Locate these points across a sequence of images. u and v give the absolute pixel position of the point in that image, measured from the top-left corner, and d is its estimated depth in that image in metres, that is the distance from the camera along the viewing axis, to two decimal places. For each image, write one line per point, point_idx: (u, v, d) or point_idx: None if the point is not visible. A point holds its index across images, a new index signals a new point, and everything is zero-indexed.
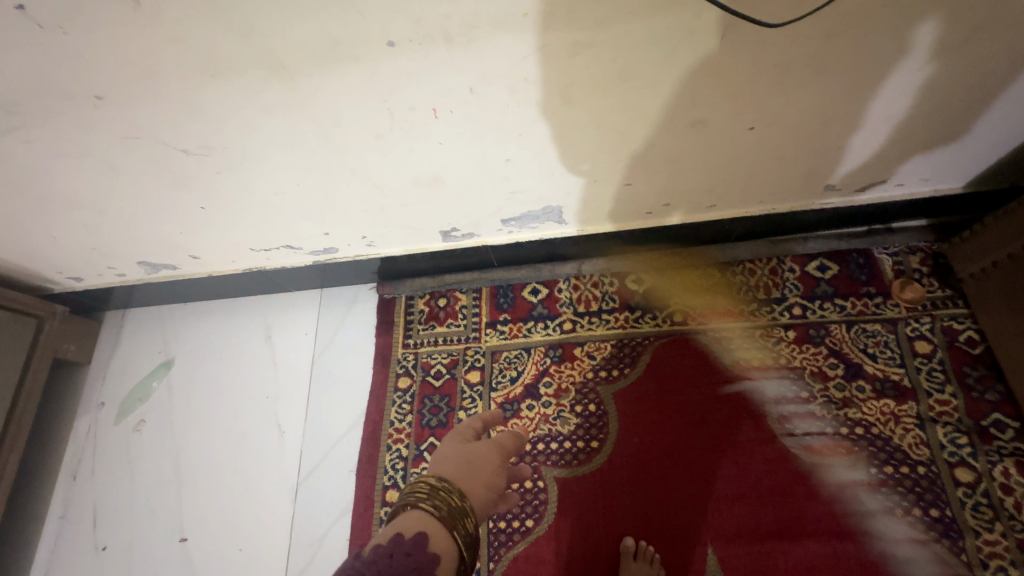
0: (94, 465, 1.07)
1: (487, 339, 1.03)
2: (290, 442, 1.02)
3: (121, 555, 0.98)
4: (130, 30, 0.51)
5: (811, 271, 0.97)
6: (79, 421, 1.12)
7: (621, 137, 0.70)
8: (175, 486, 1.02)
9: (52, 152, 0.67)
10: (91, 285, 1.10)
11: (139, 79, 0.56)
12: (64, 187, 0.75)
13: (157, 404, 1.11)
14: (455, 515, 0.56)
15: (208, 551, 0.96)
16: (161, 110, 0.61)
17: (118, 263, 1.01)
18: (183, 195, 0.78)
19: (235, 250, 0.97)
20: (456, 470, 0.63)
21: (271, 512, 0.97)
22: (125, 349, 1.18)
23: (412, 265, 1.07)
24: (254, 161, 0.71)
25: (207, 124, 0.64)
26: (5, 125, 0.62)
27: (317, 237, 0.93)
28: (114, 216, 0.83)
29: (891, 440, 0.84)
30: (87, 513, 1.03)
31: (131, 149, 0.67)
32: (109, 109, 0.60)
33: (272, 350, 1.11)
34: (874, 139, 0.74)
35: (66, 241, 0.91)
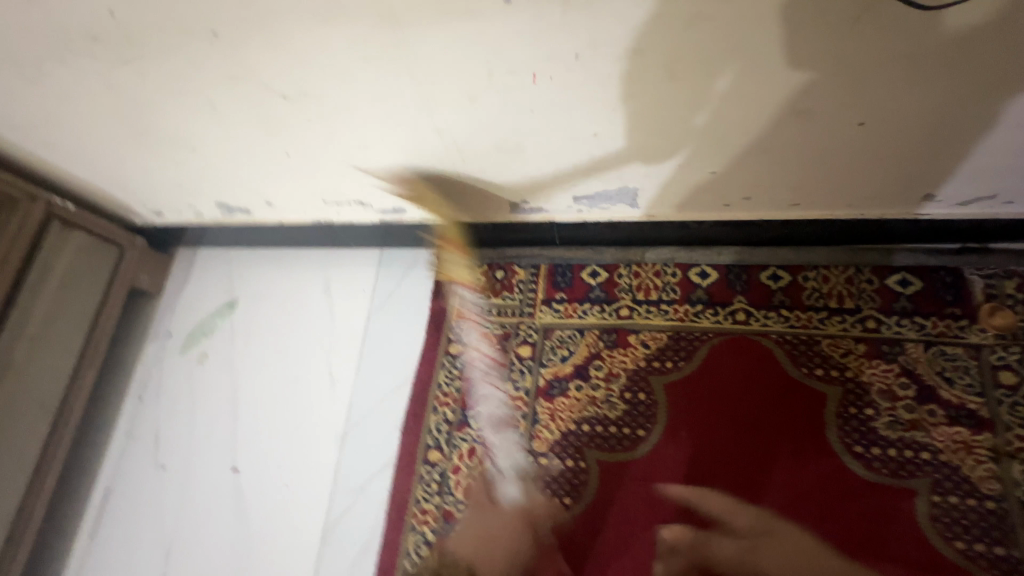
0: (159, 389, 1.14)
1: (541, 316, 1.03)
2: (340, 392, 1.05)
3: (179, 475, 1.06)
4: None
5: (891, 284, 0.92)
6: (147, 348, 1.19)
7: (718, 121, 0.68)
8: (231, 419, 1.08)
9: (160, 86, 0.70)
10: (170, 221, 1.16)
11: (256, 20, 0.58)
12: (164, 122, 0.78)
13: (219, 340, 1.16)
14: None
15: (257, 483, 1.01)
16: (268, 54, 0.63)
17: (197, 203, 1.05)
18: (271, 141, 0.80)
19: (308, 201, 1.00)
20: None
21: (317, 456, 1.01)
22: (194, 286, 1.24)
23: (473, 233, 1.07)
24: (345, 113, 0.72)
25: (310, 71, 0.65)
26: (124, 56, 0.65)
27: (388, 196, 0.94)
28: (203, 155, 0.87)
29: (960, 470, 0.80)
30: (150, 433, 1.11)
31: (232, 89, 0.69)
32: (222, 48, 0.62)
33: (330, 303, 1.14)
34: (995, 149, 0.69)
35: (155, 176, 0.96)
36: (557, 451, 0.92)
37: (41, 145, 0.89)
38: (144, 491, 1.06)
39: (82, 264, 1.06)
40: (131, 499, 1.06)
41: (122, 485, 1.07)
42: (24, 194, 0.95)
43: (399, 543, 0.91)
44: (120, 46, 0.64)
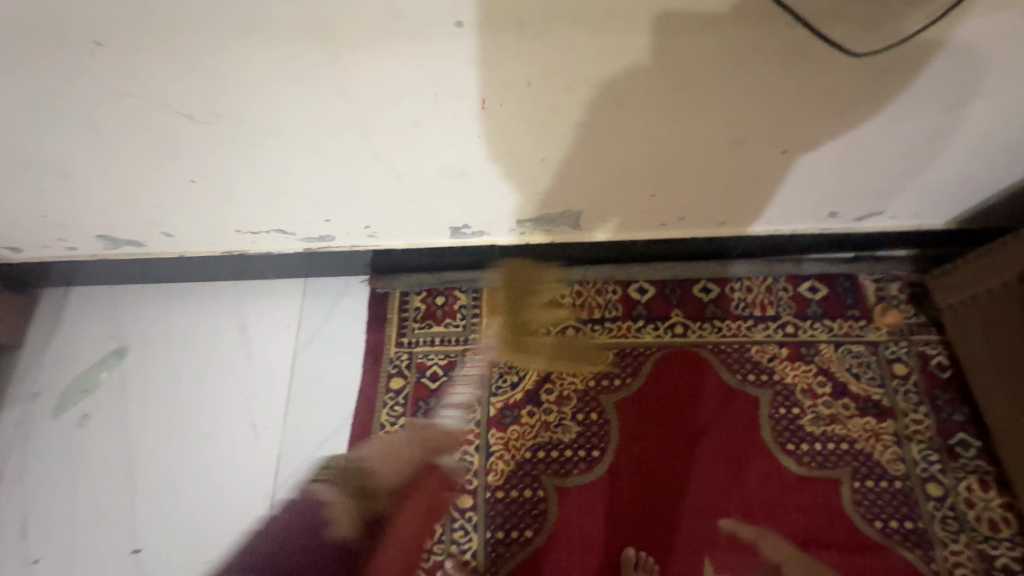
0: (25, 464, 0.93)
1: (487, 342, 0.99)
2: (266, 444, 0.93)
3: (59, 567, 0.87)
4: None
5: (803, 291, 1.01)
6: (6, 414, 0.97)
7: (659, 147, 0.70)
8: (127, 491, 0.91)
9: (20, 102, 0.57)
10: (32, 258, 0.96)
11: (156, 31, 0.49)
12: (25, 145, 0.64)
13: (107, 396, 0.98)
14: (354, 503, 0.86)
15: (166, 564, 0.86)
16: (172, 69, 0.53)
17: (71, 236, 0.88)
18: (172, 167, 0.69)
19: (217, 231, 0.88)
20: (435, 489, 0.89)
21: (242, 521, 0.88)
22: (68, 333, 1.03)
23: (410, 259, 1.01)
24: (267, 137, 0.64)
25: (225, 90, 0.56)
26: None
27: (315, 223, 0.86)
28: (80, 183, 0.72)
29: (873, 455, 0.89)
30: (15, 520, 0.90)
31: (120, 107, 0.58)
32: (109, 60, 0.52)
33: (247, 343, 1.01)
34: (885, 173, 0.79)
35: (11, 206, 0.79)
36: (515, 482, 0.89)
37: None
38: None
39: None
40: None
41: None
42: None
43: None
44: None
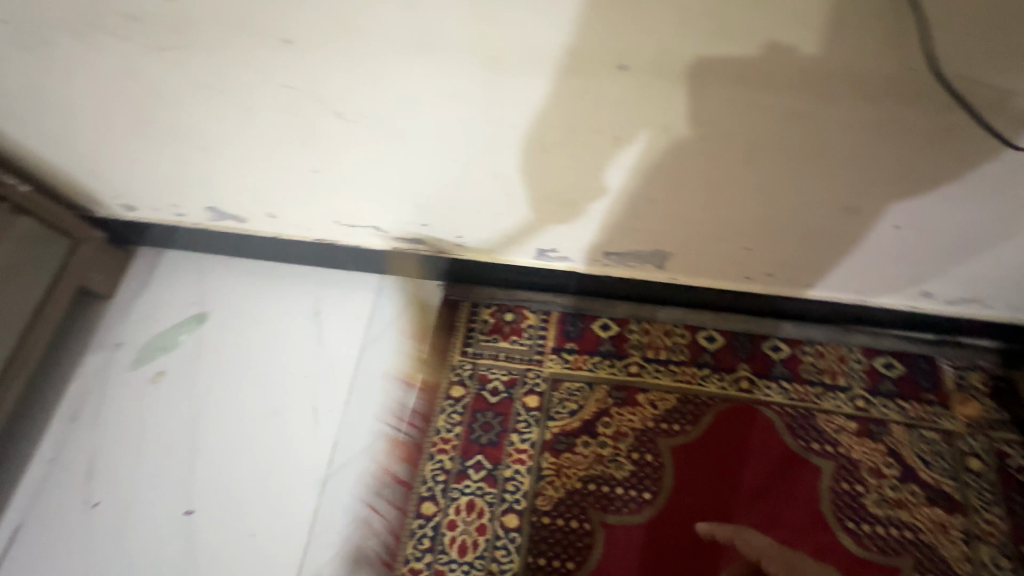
0: (100, 409, 0.98)
1: (550, 366, 1.00)
2: (324, 429, 0.96)
3: (117, 514, 0.90)
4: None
5: (877, 366, 0.99)
6: (89, 359, 1.03)
7: (770, 203, 0.71)
8: (188, 452, 0.94)
9: (194, 83, 0.62)
10: (141, 217, 1.02)
11: (342, 38, 0.53)
12: (182, 120, 0.69)
13: (183, 357, 1.02)
14: None
15: (216, 529, 0.89)
16: (341, 72, 0.57)
17: (184, 203, 0.94)
18: (303, 156, 0.73)
19: (318, 219, 0.92)
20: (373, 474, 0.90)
21: (293, 501, 0.90)
22: (155, 292, 1.09)
23: (487, 272, 1.03)
24: (402, 141, 0.67)
25: (381, 96, 0.60)
26: (163, 45, 0.57)
27: (411, 226, 0.89)
28: (214, 158, 0.77)
29: (938, 549, 0.85)
30: (82, 462, 0.94)
31: (280, 99, 0.62)
32: (288, 57, 0.56)
33: (319, 327, 1.05)
34: (992, 262, 0.78)
35: (144, 170, 0.84)
36: (562, 511, 0.89)
37: (9, 117, 0.75)
38: (68, 535, 0.89)
39: (25, 258, 0.90)
40: (47, 542, 0.88)
41: (37, 525, 0.89)
42: None
43: None
44: (163, 35, 0.55)
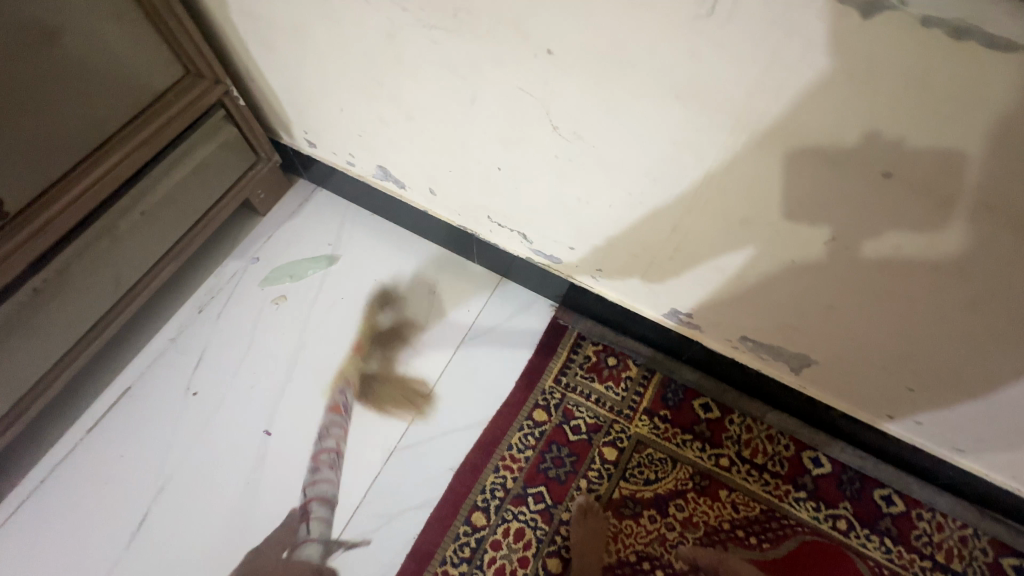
0: (223, 310, 1.06)
1: (638, 425, 0.96)
2: (406, 404, 0.98)
3: (208, 410, 0.96)
4: (663, 32, 0.48)
5: (1005, 566, 0.85)
6: (227, 263, 1.11)
7: (965, 356, 0.63)
8: (283, 378, 1.00)
9: (438, 62, 0.65)
10: (315, 155, 1.10)
11: (603, 63, 0.54)
12: (407, 88, 0.73)
13: (305, 289, 1.09)
14: None
15: (286, 459, 0.93)
16: (583, 93, 0.58)
17: (360, 156, 1.00)
18: (497, 153, 0.75)
19: (472, 209, 0.94)
20: None
21: (359, 460, 0.93)
22: (299, 222, 1.17)
23: (606, 311, 1.01)
24: (601, 168, 0.67)
25: (609, 125, 0.60)
26: (432, 24, 0.61)
27: (558, 244, 0.89)
28: (413, 128, 0.81)
29: None
30: (194, 352, 1.01)
31: (509, 98, 0.64)
32: (541, 66, 0.58)
33: (430, 306, 1.08)
34: None
35: (344, 117, 0.91)
36: None
37: (260, 41, 0.84)
38: (163, 413, 0.96)
39: (219, 160, 1.00)
40: (144, 413, 0.95)
41: (141, 394, 0.97)
42: (213, 74, 0.91)
43: None
44: (441, 15, 0.59)
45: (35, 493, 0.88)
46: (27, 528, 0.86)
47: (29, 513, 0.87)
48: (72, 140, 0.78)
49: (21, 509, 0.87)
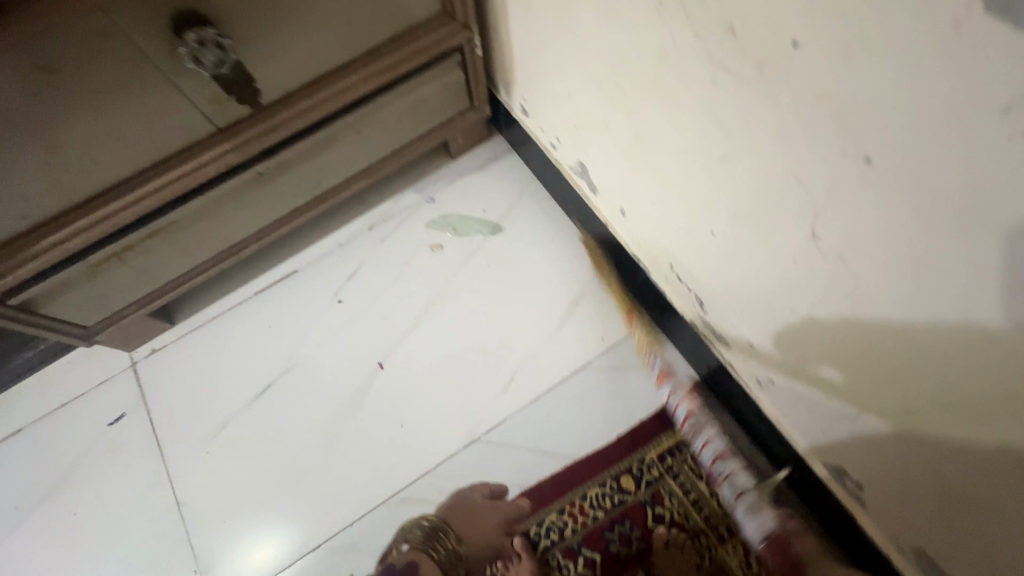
0: (388, 235, 1.12)
1: (728, 553, 0.83)
2: (504, 402, 0.97)
3: (344, 322, 1.05)
4: None
5: None
6: (408, 192, 1.16)
7: None
8: (410, 323, 1.04)
9: (706, 105, 0.54)
10: (523, 122, 1.05)
11: (935, 203, 0.38)
12: (654, 111, 0.63)
13: (460, 247, 1.10)
14: (446, 558, 0.87)
15: (385, 396, 0.99)
16: (878, 221, 0.43)
17: (565, 144, 0.92)
18: (720, 219, 0.63)
19: (657, 250, 0.83)
20: (462, 519, 0.90)
21: (442, 431, 0.96)
22: (481, 178, 1.16)
23: (751, 417, 0.86)
24: (843, 301, 0.52)
25: (890, 267, 0.45)
26: (722, 64, 0.49)
27: (737, 332, 0.75)
28: (638, 149, 0.71)
29: None
30: (353, 263, 1.10)
31: (772, 178, 0.51)
32: (839, 167, 0.44)
33: (567, 316, 1.02)
34: None
35: (569, 105, 0.83)
36: None
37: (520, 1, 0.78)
38: (312, 305, 1.07)
39: (436, 100, 1.00)
40: (299, 298, 1.07)
41: (302, 281, 1.09)
42: (464, 19, 0.88)
43: None
44: (740, 60, 0.46)
45: (206, 323, 1.06)
46: (190, 349, 1.04)
47: (197, 337, 1.05)
48: (325, 53, 0.81)
49: (194, 331, 1.06)
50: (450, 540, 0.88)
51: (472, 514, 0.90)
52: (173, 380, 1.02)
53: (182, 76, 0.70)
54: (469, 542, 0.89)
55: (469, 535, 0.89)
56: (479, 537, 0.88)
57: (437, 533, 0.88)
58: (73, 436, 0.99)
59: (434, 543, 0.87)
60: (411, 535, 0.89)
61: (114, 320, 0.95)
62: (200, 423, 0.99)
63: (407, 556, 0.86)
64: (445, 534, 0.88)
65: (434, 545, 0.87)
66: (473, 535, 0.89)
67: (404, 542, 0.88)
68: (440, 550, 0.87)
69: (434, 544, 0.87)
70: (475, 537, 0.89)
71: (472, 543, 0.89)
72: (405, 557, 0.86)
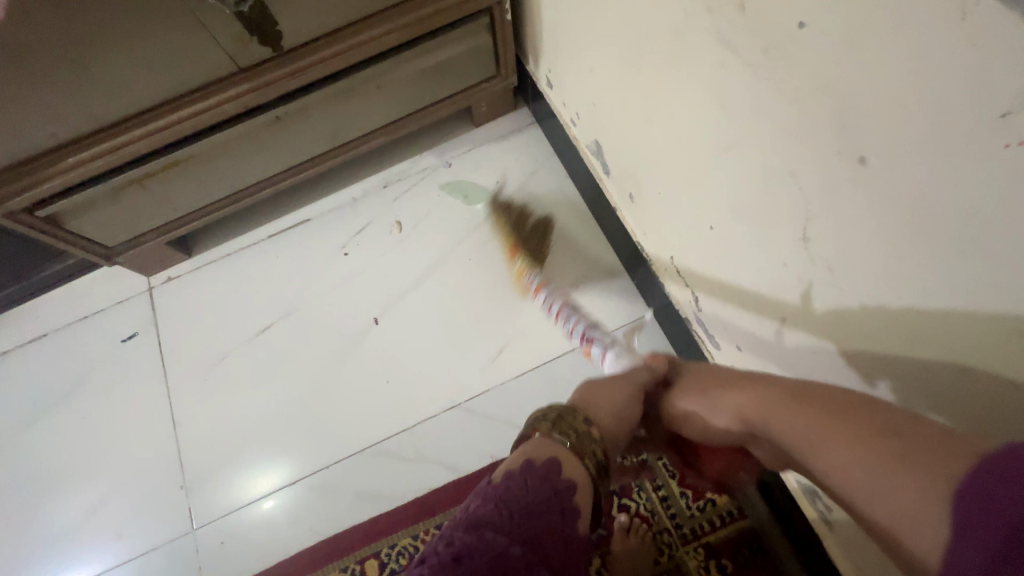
0: (400, 195, 1.13)
1: (689, 553, 0.83)
2: (490, 373, 0.97)
3: (348, 274, 1.07)
4: None
5: None
6: (426, 155, 1.16)
7: None
8: (410, 283, 1.05)
9: (711, 89, 0.51)
10: (547, 95, 1.03)
11: (926, 214, 0.35)
12: (664, 92, 0.60)
13: (470, 215, 1.09)
14: (586, 441, 0.51)
15: (376, 351, 1.01)
16: (866, 229, 0.40)
17: (584, 121, 0.90)
18: (718, 213, 0.60)
19: (659, 240, 0.80)
20: (592, 396, 0.59)
21: (425, 393, 0.98)
22: (500, 149, 1.14)
23: None
24: (826, 313, 0.50)
25: (875, 280, 0.42)
26: (730, 45, 0.46)
27: (727, 335, 0.72)
28: (648, 132, 0.68)
29: None
30: (364, 218, 1.11)
31: (769, 174, 0.48)
32: (833, 168, 0.41)
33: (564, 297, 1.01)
34: None
35: (589, 80, 0.80)
36: None
37: None
38: (320, 254, 1.09)
39: (461, 63, 0.99)
40: (308, 246, 1.10)
41: (313, 230, 1.11)
42: None
43: (392, 534, 0.89)
44: (746, 43, 0.44)
45: (220, 259, 1.11)
46: (202, 281, 1.09)
47: (210, 272, 1.10)
48: (350, 3, 0.80)
49: (208, 265, 1.11)
50: (587, 420, 0.53)
51: (601, 390, 0.60)
52: (184, 309, 1.08)
53: (205, 11, 0.71)
54: (607, 422, 0.56)
55: (608, 412, 0.57)
56: (611, 413, 0.57)
57: (563, 408, 0.54)
58: (90, 349, 1.06)
59: (566, 426, 0.52)
60: (543, 421, 0.53)
61: (136, 244, 1.00)
62: (204, 352, 1.04)
63: (533, 459, 0.48)
64: (575, 415, 0.54)
65: (573, 430, 0.52)
66: (610, 415, 0.56)
67: (534, 430, 0.53)
68: (573, 433, 0.52)
69: (568, 434, 0.51)
70: (612, 413, 0.57)
71: (608, 424, 0.56)
72: (540, 453, 0.50)
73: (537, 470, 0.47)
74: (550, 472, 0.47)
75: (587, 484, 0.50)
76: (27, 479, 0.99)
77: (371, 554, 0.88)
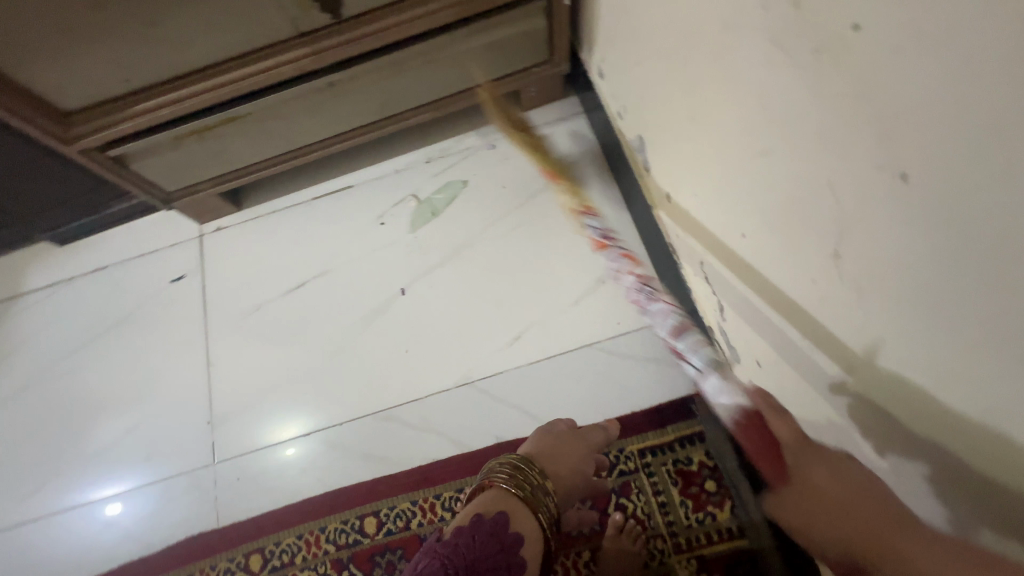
0: (440, 172, 1.14)
1: (679, 563, 0.82)
2: (505, 357, 0.98)
3: (382, 244, 1.10)
4: None
5: None
6: (470, 134, 1.16)
7: None
8: (439, 259, 1.07)
9: (758, 90, 0.49)
10: (597, 84, 1.01)
11: (963, 239, 0.33)
12: (710, 90, 0.58)
13: (505, 198, 1.10)
14: (537, 498, 0.59)
15: (399, 321, 1.04)
16: (900, 250, 0.38)
17: (630, 114, 0.88)
18: (751, 220, 0.58)
19: (691, 243, 0.78)
20: (546, 456, 0.67)
21: (441, 367, 1.00)
22: (544, 135, 1.14)
23: None
24: (850, 335, 0.47)
25: (903, 305, 0.40)
26: (781, 44, 0.44)
27: (748, 347, 0.70)
28: (690, 130, 0.66)
29: None
30: (403, 191, 1.14)
31: (807, 183, 0.46)
32: (873, 181, 0.38)
33: (589, 290, 1.00)
34: None
35: (638, 71, 0.78)
36: None
37: None
38: (358, 221, 1.13)
39: (514, 45, 0.99)
40: (348, 213, 1.14)
41: (354, 197, 1.15)
42: None
43: (392, 496, 0.92)
44: (798, 42, 0.42)
45: (266, 215, 1.16)
46: (248, 234, 1.15)
47: (255, 226, 1.16)
48: None
49: (254, 220, 1.16)
50: (540, 476, 0.62)
51: (557, 448, 0.68)
52: (228, 258, 1.14)
53: None
54: (556, 479, 0.64)
55: (561, 471, 0.65)
56: (566, 468, 0.66)
57: (520, 461, 0.62)
58: (143, 285, 1.15)
59: (520, 479, 0.60)
60: (499, 471, 0.61)
61: (191, 191, 1.07)
62: (241, 301, 1.11)
63: (492, 506, 0.57)
64: (530, 467, 0.62)
65: (526, 483, 0.60)
66: (564, 472, 0.66)
67: (489, 482, 0.60)
68: (527, 486, 0.59)
69: (523, 487, 0.59)
70: (575, 459, 0.68)
71: (560, 482, 0.65)
72: (490, 508, 0.56)
73: (484, 526, 0.54)
74: (497, 527, 0.54)
75: (533, 535, 0.56)
76: (75, 395, 1.08)
77: (371, 512, 0.92)
